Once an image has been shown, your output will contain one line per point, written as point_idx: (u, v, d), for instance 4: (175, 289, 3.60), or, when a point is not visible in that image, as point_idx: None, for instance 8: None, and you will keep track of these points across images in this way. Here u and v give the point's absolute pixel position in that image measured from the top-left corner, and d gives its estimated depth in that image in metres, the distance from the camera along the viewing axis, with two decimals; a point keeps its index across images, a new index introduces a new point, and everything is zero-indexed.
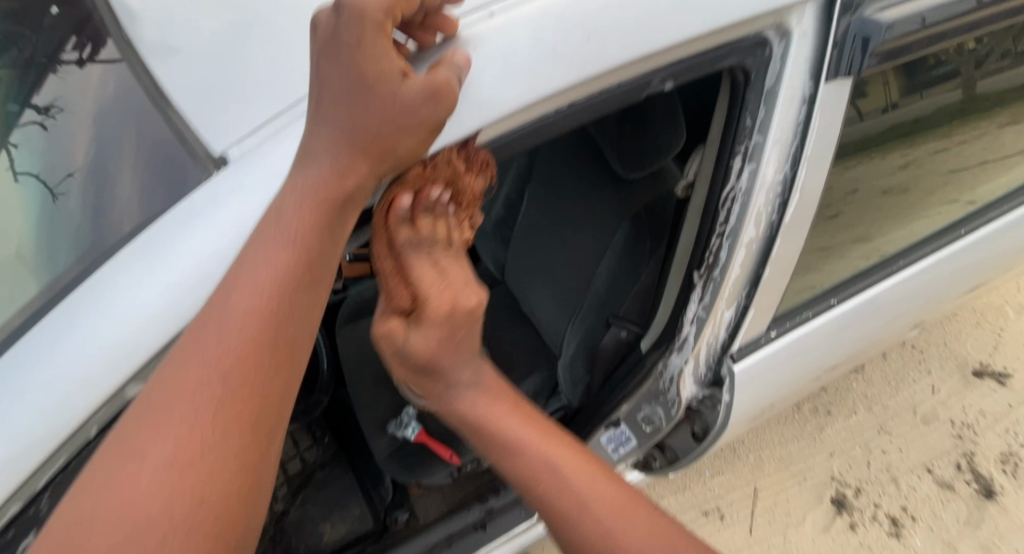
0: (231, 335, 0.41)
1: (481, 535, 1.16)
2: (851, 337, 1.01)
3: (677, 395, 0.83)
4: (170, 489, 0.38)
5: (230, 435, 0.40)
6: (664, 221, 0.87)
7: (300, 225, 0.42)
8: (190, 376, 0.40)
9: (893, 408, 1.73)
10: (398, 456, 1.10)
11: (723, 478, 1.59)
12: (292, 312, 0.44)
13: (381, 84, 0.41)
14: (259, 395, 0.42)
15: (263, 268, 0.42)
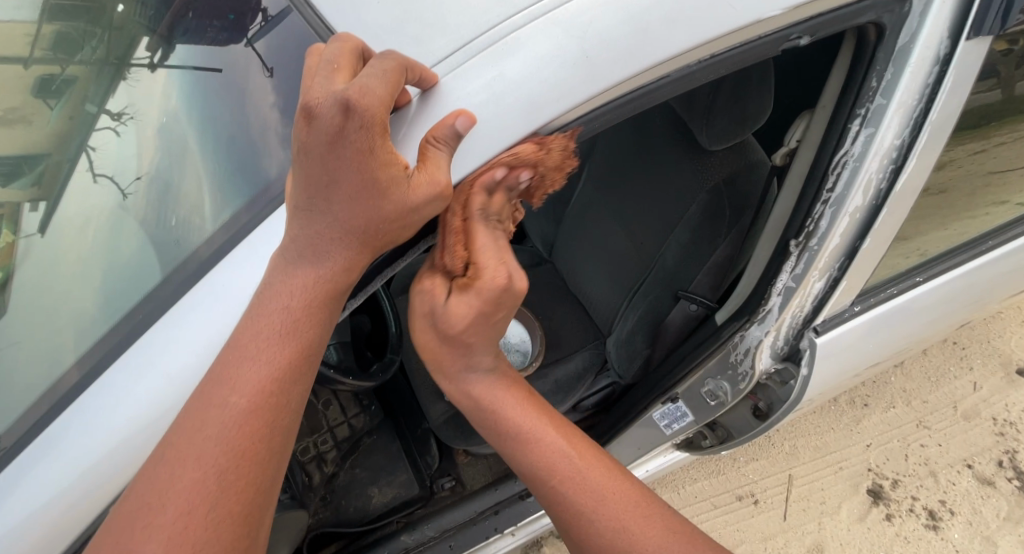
0: (225, 433, 0.50)
1: (527, 505, 1.17)
2: (913, 327, 1.01)
3: (752, 367, 0.82)
4: (186, 537, 0.48)
5: (219, 525, 0.49)
6: (743, 194, 0.93)
7: (295, 318, 0.52)
8: (181, 482, 0.49)
9: (933, 404, 1.70)
10: (453, 423, 1.16)
11: (757, 464, 1.60)
12: (287, 392, 0.53)
13: (393, 188, 0.49)
14: (258, 461, 0.52)
15: (262, 359, 0.52)
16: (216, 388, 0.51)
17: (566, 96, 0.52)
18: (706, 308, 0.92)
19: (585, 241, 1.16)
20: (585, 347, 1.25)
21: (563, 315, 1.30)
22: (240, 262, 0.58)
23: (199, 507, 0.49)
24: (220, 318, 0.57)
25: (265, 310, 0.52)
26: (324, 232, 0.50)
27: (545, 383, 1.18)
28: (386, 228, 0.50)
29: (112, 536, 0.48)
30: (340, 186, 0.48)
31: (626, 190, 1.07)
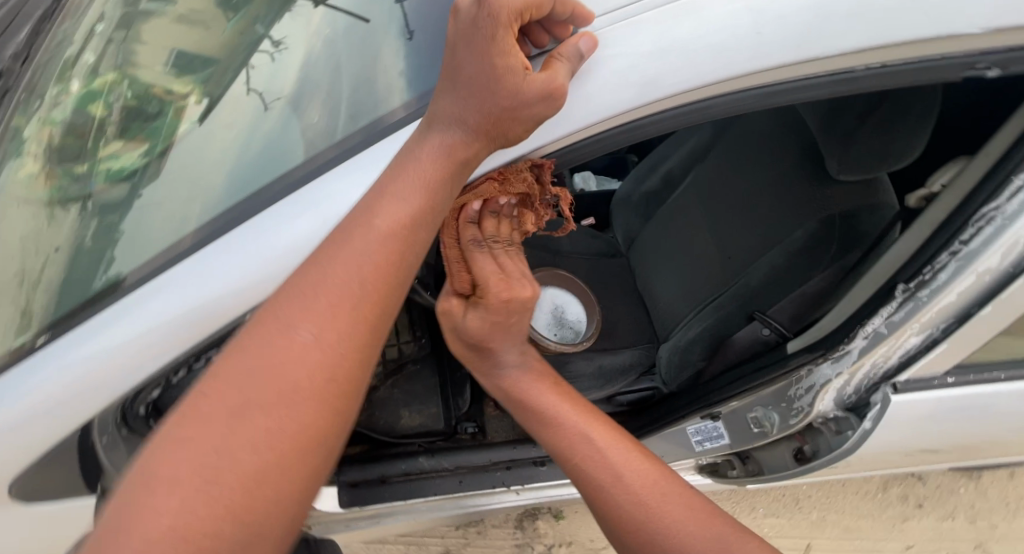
0: (370, 248, 0.50)
1: (539, 471, 1.21)
2: (1007, 429, 0.91)
3: (810, 405, 0.80)
4: (321, 347, 0.47)
5: (356, 329, 0.48)
6: (857, 233, 0.87)
7: (435, 167, 0.51)
8: (327, 279, 0.49)
9: (1004, 531, 1.50)
10: None
11: (776, 521, 1.52)
12: (418, 237, 0.52)
13: (509, 77, 0.48)
14: (383, 294, 0.50)
15: (404, 196, 0.51)
16: (353, 220, 0.51)
17: (694, 74, 0.51)
18: (779, 335, 0.89)
19: (667, 243, 1.12)
20: (636, 344, 1.24)
21: (624, 309, 1.29)
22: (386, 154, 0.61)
23: (342, 305, 0.48)
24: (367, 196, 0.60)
25: (422, 153, 0.52)
26: (446, 106, 0.51)
27: (588, 365, 1.18)
28: (500, 115, 0.50)
29: (258, 324, 0.48)
30: (465, 69, 0.49)
31: (728, 196, 1.04)
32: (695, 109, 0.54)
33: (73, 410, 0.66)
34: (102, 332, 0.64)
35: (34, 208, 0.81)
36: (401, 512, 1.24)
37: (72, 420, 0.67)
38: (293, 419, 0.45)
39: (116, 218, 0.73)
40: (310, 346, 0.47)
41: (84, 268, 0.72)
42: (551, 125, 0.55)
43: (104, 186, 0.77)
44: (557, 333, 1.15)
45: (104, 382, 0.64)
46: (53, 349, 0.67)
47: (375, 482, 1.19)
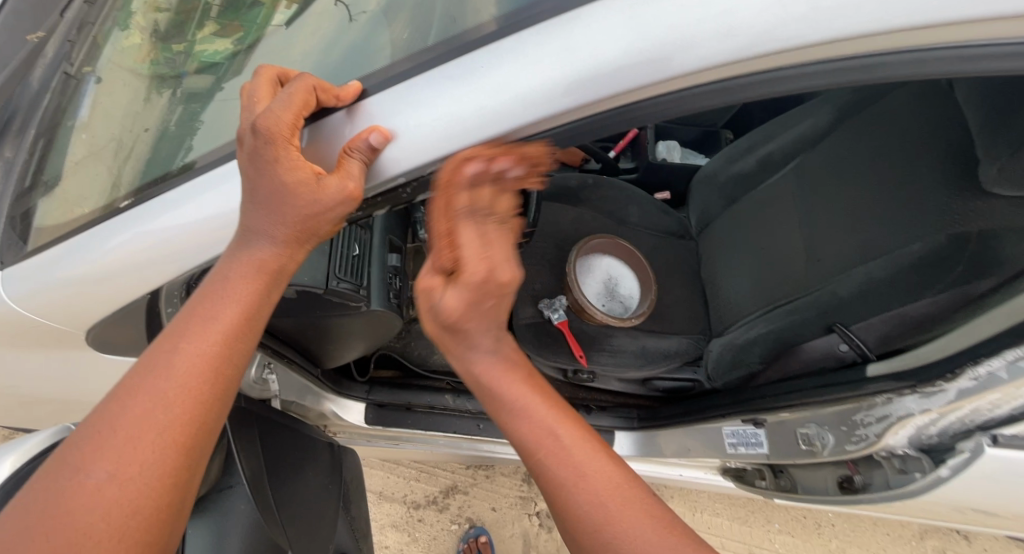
0: (174, 375, 0.48)
1: None
2: None
3: (877, 435, 0.76)
4: (125, 478, 0.43)
5: (163, 453, 0.45)
6: (992, 256, 0.72)
7: (240, 287, 0.52)
8: (126, 413, 0.46)
9: None
10: (535, 329, 1.13)
11: (791, 539, 1.45)
12: (232, 354, 0.51)
13: (302, 190, 0.50)
14: (197, 414, 0.48)
15: (209, 322, 0.51)
16: (152, 361, 0.49)
17: (818, 25, 0.42)
18: (860, 355, 0.82)
19: (750, 233, 1.05)
20: (686, 333, 1.17)
21: (683, 291, 1.22)
22: (443, 80, 0.50)
23: (144, 436, 0.45)
24: (436, 120, 0.50)
25: (233, 276, 0.52)
26: (256, 221, 0.52)
27: (632, 343, 1.13)
28: (303, 223, 0.52)
29: (54, 468, 0.44)
30: (262, 188, 0.51)
31: (833, 194, 0.92)
32: (802, 74, 0.46)
33: (105, 293, 0.68)
34: (131, 226, 0.64)
35: (119, 83, 0.82)
36: (419, 440, 1.26)
37: (117, 295, 0.68)
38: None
39: (198, 107, 0.74)
40: (105, 485, 0.43)
41: (165, 150, 0.71)
42: (608, 76, 0.46)
43: (192, 76, 0.78)
44: (605, 305, 1.14)
45: (162, 260, 0.63)
46: (122, 216, 0.65)
47: (400, 407, 1.19)
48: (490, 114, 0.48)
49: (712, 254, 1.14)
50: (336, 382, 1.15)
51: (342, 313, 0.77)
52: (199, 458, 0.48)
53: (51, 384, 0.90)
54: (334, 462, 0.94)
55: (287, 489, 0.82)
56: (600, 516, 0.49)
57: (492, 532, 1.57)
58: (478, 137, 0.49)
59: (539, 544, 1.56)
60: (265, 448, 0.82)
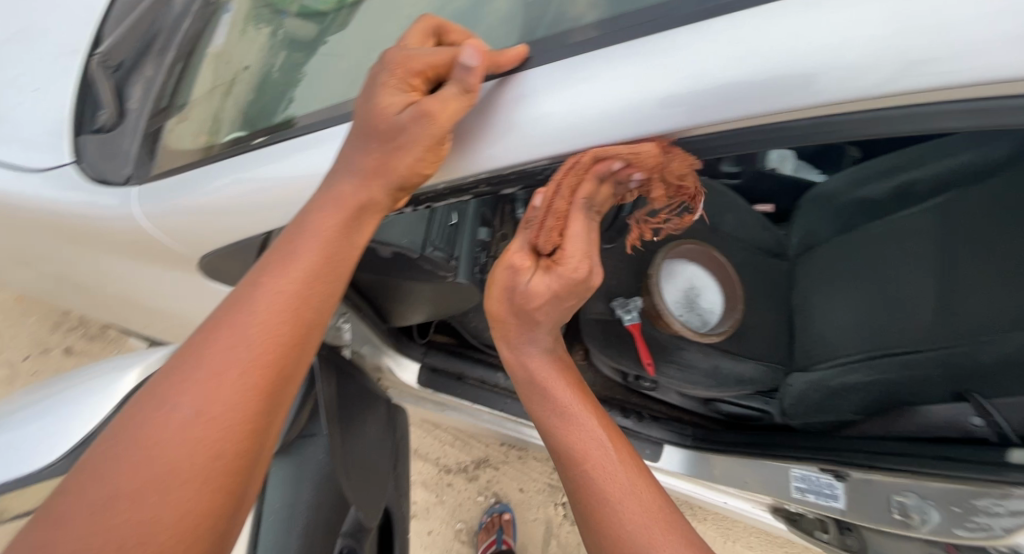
0: (255, 317, 0.47)
1: None
2: None
3: (1004, 529, 0.64)
4: (207, 418, 0.43)
5: (240, 397, 0.45)
6: None
7: (323, 229, 0.51)
8: (210, 352, 0.46)
9: None
10: (604, 325, 1.09)
11: None
12: (310, 298, 0.50)
13: (387, 115, 0.49)
14: (276, 358, 0.47)
15: (291, 264, 0.50)
16: (234, 302, 0.49)
17: (990, 62, 0.37)
18: (995, 434, 0.74)
19: (870, 267, 0.95)
20: (765, 359, 1.10)
21: (766, 314, 1.14)
22: (606, 62, 0.47)
23: (226, 376, 0.45)
24: (599, 104, 0.47)
25: (316, 214, 0.52)
26: (358, 150, 0.52)
27: (705, 361, 1.07)
28: (386, 156, 0.51)
29: (143, 401, 0.45)
30: (365, 112, 0.51)
31: (986, 243, 0.81)
32: (953, 113, 0.41)
33: (210, 231, 0.72)
34: (237, 172, 0.67)
35: (244, 15, 0.84)
36: (464, 411, 1.25)
37: (220, 234, 0.72)
38: (169, 496, 0.41)
39: (301, 56, 0.77)
40: (187, 423, 0.43)
41: (269, 96, 0.75)
42: (748, 93, 0.43)
43: (300, 20, 0.81)
44: (683, 315, 1.07)
45: (260, 210, 0.66)
46: (253, 154, 0.66)
47: (453, 376, 1.19)
48: (621, 116, 0.46)
49: (817, 281, 1.05)
50: (398, 338, 1.17)
51: (425, 278, 0.76)
52: (277, 405, 0.47)
53: (147, 296, 0.98)
54: (390, 419, 0.96)
55: (353, 438, 0.84)
56: (629, 525, 0.55)
57: (516, 511, 1.58)
58: (607, 137, 0.48)
59: (560, 535, 1.56)
60: (341, 396, 0.84)
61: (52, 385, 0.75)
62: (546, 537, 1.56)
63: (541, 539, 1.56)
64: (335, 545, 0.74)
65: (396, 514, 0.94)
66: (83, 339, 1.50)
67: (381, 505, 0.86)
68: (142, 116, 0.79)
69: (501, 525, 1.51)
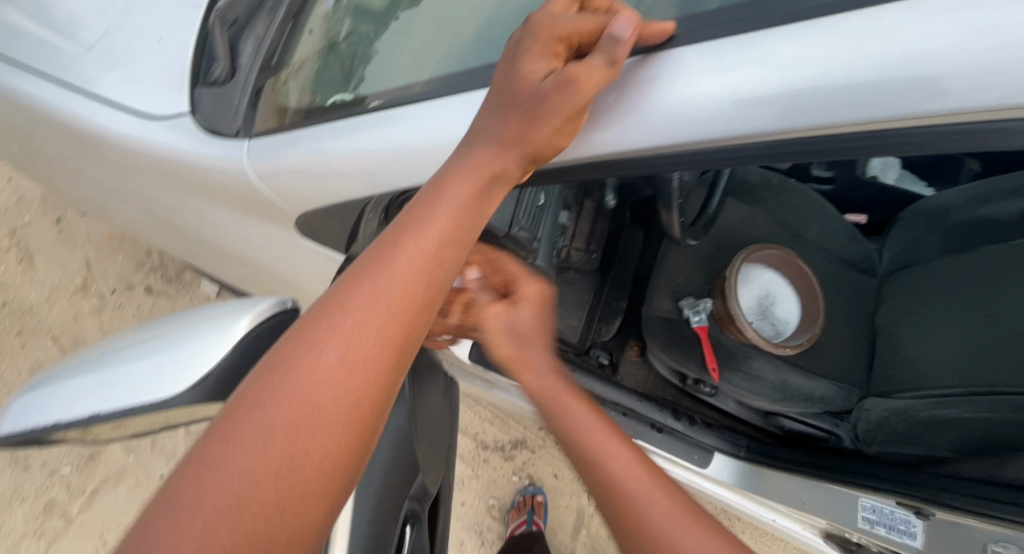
0: (397, 272, 0.47)
1: (650, 435, 1.00)
2: None
3: None
4: (352, 365, 0.44)
5: (383, 348, 0.45)
6: None
7: (463, 192, 0.51)
8: (353, 302, 0.46)
9: None
10: (668, 327, 1.04)
11: None
12: (446, 259, 0.49)
13: (535, 83, 0.49)
14: (412, 315, 0.47)
15: (431, 224, 0.50)
16: (374, 257, 0.48)
17: None
18: None
19: (979, 294, 0.91)
20: (837, 379, 1.04)
21: (846, 333, 1.07)
22: (744, 50, 0.45)
23: (368, 327, 0.45)
24: (736, 93, 0.45)
25: (455, 176, 0.52)
26: (496, 117, 0.52)
27: (773, 373, 1.02)
28: (528, 124, 0.50)
29: (288, 343, 0.45)
30: (508, 79, 0.51)
31: None
32: None
33: (314, 190, 0.77)
34: (347, 138, 0.71)
35: None
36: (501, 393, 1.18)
37: (324, 194, 0.77)
38: (318, 437, 0.41)
39: (367, 30, 0.86)
40: (336, 368, 0.43)
41: (336, 67, 0.85)
42: (898, 91, 0.40)
43: None
44: (755, 323, 1.02)
45: (368, 177, 0.70)
46: (372, 119, 0.69)
47: None
48: (746, 119, 0.46)
49: (914, 303, 1.01)
50: None
51: None
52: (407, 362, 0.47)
53: (234, 246, 1.03)
54: (448, 393, 0.98)
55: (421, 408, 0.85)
56: None
57: (549, 495, 1.59)
58: (736, 128, 0.46)
59: (590, 525, 1.57)
60: (415, 368, 0.85)
61: (147, 329, 0.69)
62: (576, 524, 1.58)
63: (571, 526, 1.57)
64: (404, 507, 0.76)
65: (444, 489, 0.95)
66: (161, 281, 1.59)
67: (436, 484, 0.87)
68: (251, 73, 0.86)
69: (534, 506, 1.52)
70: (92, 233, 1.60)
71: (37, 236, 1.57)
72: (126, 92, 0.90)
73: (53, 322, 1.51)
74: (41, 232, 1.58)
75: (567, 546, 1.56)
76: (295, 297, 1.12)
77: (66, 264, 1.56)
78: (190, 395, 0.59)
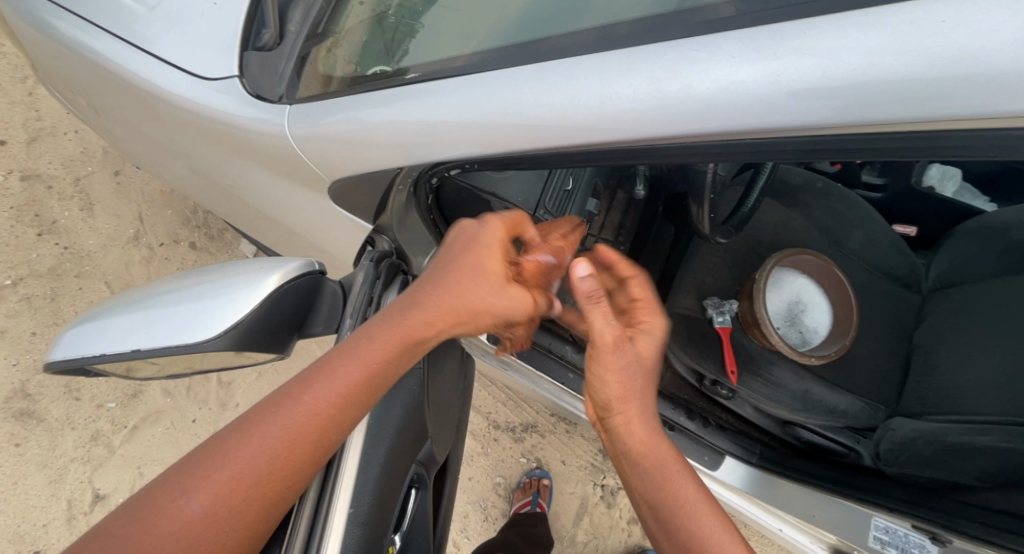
0: (340, 386, 0.54)
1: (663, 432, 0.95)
2: None
3: None
4: (274, 466, 0.50)
5: (308, 451, 0.52)
6: None
7: (421, 326, 0.59)
8: (297, 407, 0.52)
9: None
10: (690, 325, 1.02)
11: None
12: (386, 381, 0.57)
13: (489, 275, 0.63)
14: (344, 419, 0.54)
15: (379, 347, 0.57)
16: (327, 370, 0.55)
17: None
18: None
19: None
20: (863, 394, 1.01)
21: (879, 348, 1.05)
22: (804, 34, 0.42)
23: (301, 434, 0.51)
24: (789, 78, 0.43)
25: (388, 326, 0.58)
26: (443, 277, 0.62)
27: (794, 382, 1.00)
28: (471, 300, 0.62)
29: (222, 439, 0.50)
30: (464, 260, 0.64)
31: None
32: None
33: (349, 158, 0.78)
34: (379, 107, 0.71)
35: None
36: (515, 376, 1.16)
37: (357, 162, 0.77)
38: (230, 524, 0.47)
39: (419, 5, 0.83)
40: (194, 522, 0.46)
41: (383, 41, 0.83)
42: (970, 82, 0.37)
43: None
44: (782, 328, 1.00)
45: (401, 149, 0.70)
46: (406, 90, 0.69)
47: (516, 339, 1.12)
48: (794, 110, 0.43)
49: (955, 324, 0.98)
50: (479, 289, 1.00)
51: None
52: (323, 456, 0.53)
53: (269, 206, 1.05)
54: (461, 367, 0.98)
55: (434, 380, 0.86)
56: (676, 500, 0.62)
57: (555, 481, 1.58)
58: (785, 116, 0.44)
59: (593, 513, 1.57)
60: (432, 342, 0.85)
61: (185, 277, 0.71)
62: (579, 512, 1.57)
63: (574, 513, 1.57)
64: (410, 472, 0.78)
65: (450, 463, 0.95)
66: (204, 238, 1.64)
67: (441, 455, 0.88)
68: (298, 40, 0.87)
69: (539, 489, 1.52)
70: (146, 189, 1.65)
71: (98, 187, 1.62)
72: (183, 50, 0.91)
73: (108, 269, 1.56)
74: (101, 183, 1.63)
75: (568, 532, 1.56)
76: (328, 263, 1.13)
77: (122, 216, 1.61)
78: (219, 341, 0.60)
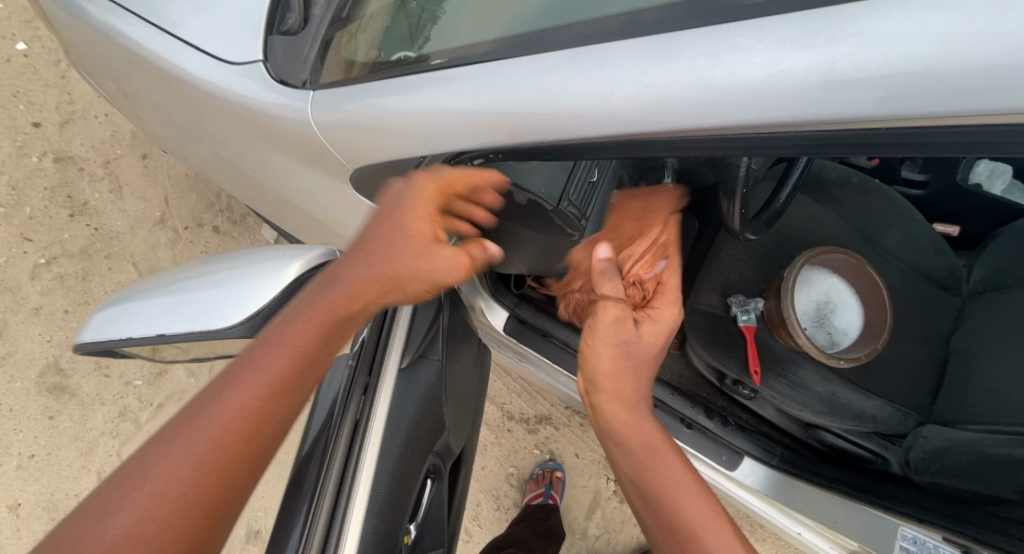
0: (264, 376, 0.53)
1: (680, 431, 0.94)
2: None
3: None
4: (204, 467, 0.48)
5: (241, 446, 0.50)
6: None
7: (342, 298, 0.59)
8: (219, 401, 0.51)
9: None
10: (713, 322, 0.99)
11: None
12: (313, 363, 0.56)
13: (418, 238, 0.63)
14: (274, 407, 0.52)
15: (300, 327, 0.56)
16: (246, 362, 0.54)
17: None
18: None
19: None
20: (893, 398, 0.98)
21: (911, 352, 1.01)
22: (861, 23, 0.40)
23: (230, 429, 0.50)
24: (840, 70, 0.40)
25: (307, 308, 0.58)
26: (377, 248, 0.62)
27: (821, 385, 0.95)
28: (405, 265, 0.62)
29: (142, 454, 0.48)
30: (393, 223, 0.63)
31: None
32: None
33: (372, 145, 0.77)
34: (404, 94, 0.70)
35: None
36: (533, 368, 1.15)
37: (380, 149, 0.76)
38: (166, 536, 0.44)
39: None
40: (119, 542, 0.43)
41: (406, 25, 0.82)
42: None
43: None
44: (810, 329, 0.97)
45: (425, 137, 0.69)
46: (432, 76, 0.67)
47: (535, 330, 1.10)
48: (843, 102, 0.41)
49: (995, 330, 0.94)
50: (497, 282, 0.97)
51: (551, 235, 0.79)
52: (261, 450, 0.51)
53: (290, 191, 1.04)
54: (480, 358, 0.97)
55: (451, 370, 0.85)
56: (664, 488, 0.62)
57: (568, 473, 1.58)
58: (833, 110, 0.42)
59: (606, 507, 1.57)
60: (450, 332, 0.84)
61: (209, 262, 0.71)
62: (591, 505, 1.57)
63: (586, 506, 1.56)
64: (427, 462, 0.77)
65: (467, 452, 0.95)
66: (228, 222, 1.65)
67: (458, 446, 0.87)
68: (323, 25, 0.86)
69: (552, 480, 1.51)
70: (172, 171, 1.65)
71: (127, 169, 1.63)
72: (208, 34, 0.90)
73: (135, 251, 1.58)
74: (129, 164, 1.64)
75: (580, 525, 1.56)
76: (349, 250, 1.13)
77: (148, 199, 1.63)
78: (241, 328, 0.60)
